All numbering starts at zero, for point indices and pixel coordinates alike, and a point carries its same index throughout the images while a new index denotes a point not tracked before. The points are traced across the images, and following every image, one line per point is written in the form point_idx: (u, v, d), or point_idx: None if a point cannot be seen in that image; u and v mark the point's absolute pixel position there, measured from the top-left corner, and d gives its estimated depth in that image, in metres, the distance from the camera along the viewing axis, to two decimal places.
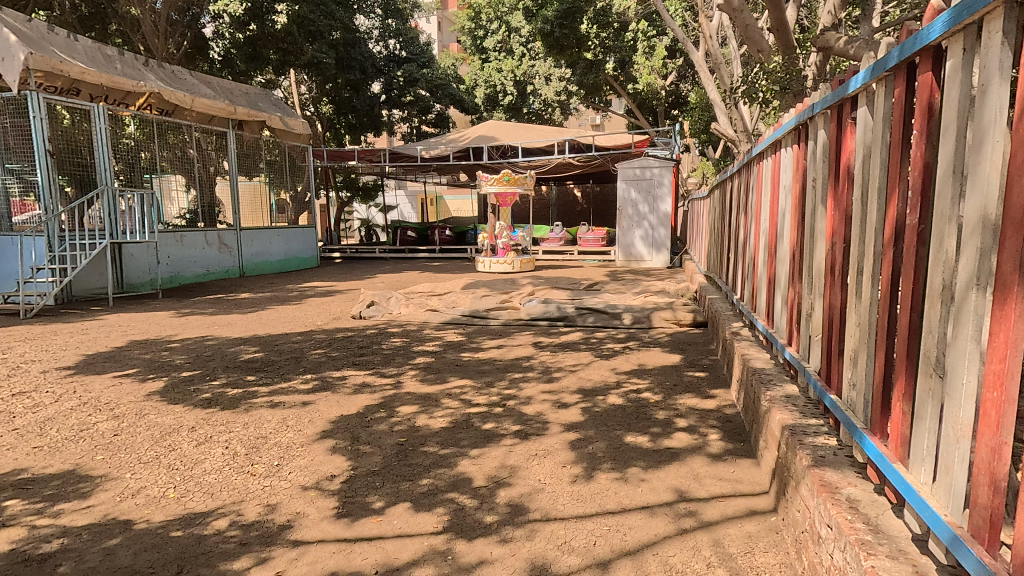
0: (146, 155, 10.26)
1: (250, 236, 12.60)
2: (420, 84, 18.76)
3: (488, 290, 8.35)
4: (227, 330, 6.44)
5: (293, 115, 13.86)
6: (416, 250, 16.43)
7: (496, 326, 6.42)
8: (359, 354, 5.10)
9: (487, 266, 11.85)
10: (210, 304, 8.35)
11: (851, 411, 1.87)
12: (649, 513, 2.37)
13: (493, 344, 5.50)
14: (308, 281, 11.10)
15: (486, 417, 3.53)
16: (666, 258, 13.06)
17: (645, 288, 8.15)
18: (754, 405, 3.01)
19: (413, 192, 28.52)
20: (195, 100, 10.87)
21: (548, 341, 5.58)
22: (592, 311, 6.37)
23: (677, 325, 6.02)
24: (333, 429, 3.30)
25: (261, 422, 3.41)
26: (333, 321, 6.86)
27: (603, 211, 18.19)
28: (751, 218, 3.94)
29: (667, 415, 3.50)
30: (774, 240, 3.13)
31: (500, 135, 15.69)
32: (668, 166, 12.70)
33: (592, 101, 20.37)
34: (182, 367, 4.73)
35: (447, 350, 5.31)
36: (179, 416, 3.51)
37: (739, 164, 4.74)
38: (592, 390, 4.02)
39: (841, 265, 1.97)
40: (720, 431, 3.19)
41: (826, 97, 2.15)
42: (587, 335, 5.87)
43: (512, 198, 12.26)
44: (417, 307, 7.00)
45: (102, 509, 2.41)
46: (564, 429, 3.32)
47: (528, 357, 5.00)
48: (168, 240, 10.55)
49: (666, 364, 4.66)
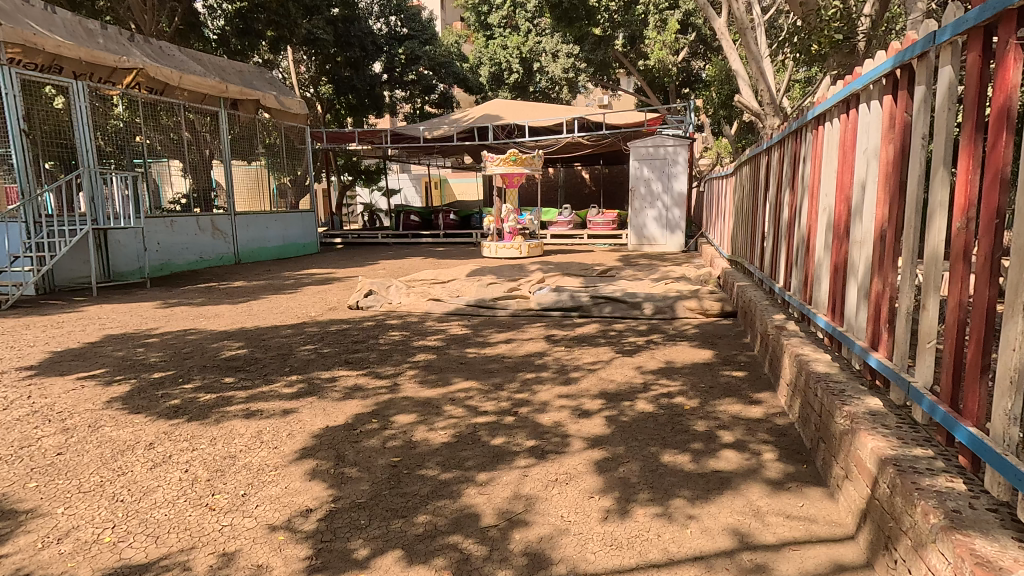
0: (137, 138, 9.80)
1: (246, 220, 12.05)
2: (422, 62, 18.17)
3: (496, 277, 7.83)
4: (214, 323, 5.95)
5: (288, 93, 13.16)
6: (420, 235, 15.90)
7: (504, 317, 5.89)
8: (354, 350, 4.60)
9: (494, 251, 11.37)
10: (201, 294, 7.88)
11: (1010, 454, 1.35)
12: (706, 568, 1.86)
13: (502, 338, 4.98)
14: (306, 269, 10.59)
15: (495, 429, 3.01)
16: (680, 241, 12.39)
17: (664, 273, 7.59)
18: (819, 417, 2.49)
19: (417, 176, 27.93)
20: (183, 77, 10.27)
21: (562, 335, 5.07)
22: (610, 301, 5.83)
23: (704, 315, 5.48)
24: (315, 446, 2.81)
25: (233, 437, 2.91)
26: (328, 312, 6.37)
27: (613, 194, 17.58)
28: (804, 191, 3.36)
29: (708, 427, 2.98)
30: (844, 217, 2.57)
31: (505, 114, 15.08)
32: (683, 143, 12.06)
33: (600, 79, 19.66)
34: (156, 366, 4.26)
35: (450, 345, 4.79)
36: (139, 430, 3.01)
37: (779, 134, 4.19)
38: (617, 395, 3.51)
39: (993, 249, 1.43)
40: (776, 449, 2.67)
41: (961, 17, 1.57)
42: (605, 327, 5.33)
43: (519, 179, 11.66)
44: (419, 296, 6.50)
45: (16, 562, 1.93)
46: (588, 445, 2.81)
47: (541, 353, 4.48)
48: (159, 227, 9.96)
49: (697, 363, 4.13)
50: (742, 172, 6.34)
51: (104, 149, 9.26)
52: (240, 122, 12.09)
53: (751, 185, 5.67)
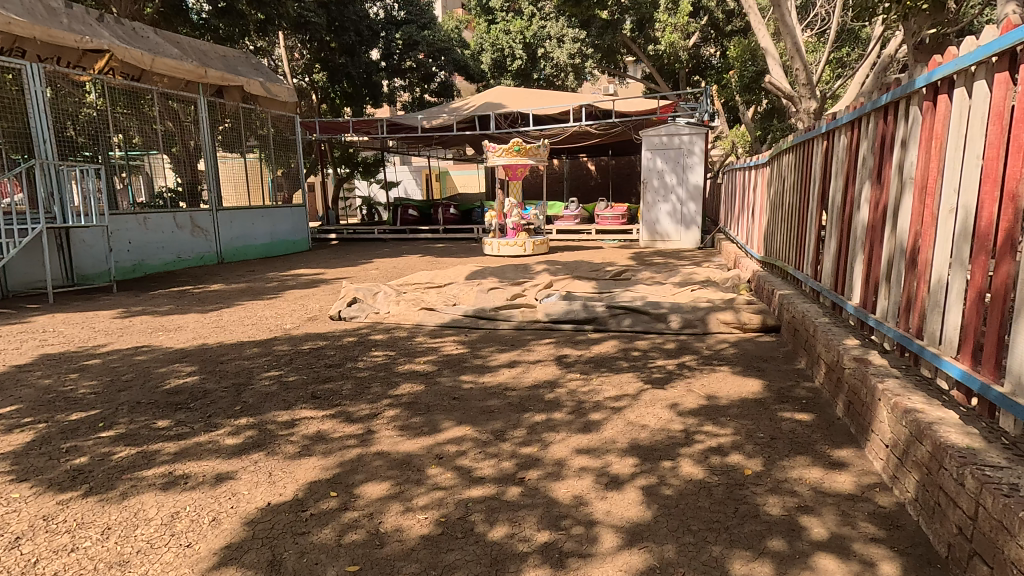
0: (113, 127, 9.14)
1: (229, 217, 11.19)
2: (420, 47, 17.30)
3: (498, 281, 7.02)
4: (172, 339, 5.15)
5: (277, 80, 12.30)
6: (418, 230, 15.11)
7: (507, 331, 5.07)
8: (326, 379, 3.80)
9: (496, 248, 10.61)
10: (172, 300, 7.09)
11: None
12: None
13: (505, 361, 4.19)
14: (292, 269, 9.81)
15: (495, 510, 2.22)
16: (696, 236, 11.53)
17: (686, 276, 6.79)
18: (969, 518, 1.70)
19: (417, 168, 27.11)
20: (156, 60, 9.42)
21: (576, 356, 4.27)
22: (629, 312, 5.02)
23: (742, 331, 4.67)
24: (244, 544, 2.02)
25: (134, 526, 2.12)
26: (306, 323, 5.58)
27: (621, 186, 16.74)
28: (903, 185, 2.55)
29: (786, 508, 2.18)
30: (1013, 226, 1.77)
31: (508, 101, 14.22)
32: (699, 132, 11.24)
33: (606, 66, 18.84)
34: (81, 401, 3.47)
35: (443, 370, 3.99)
36: (12, 512, 2.22)
37: (847, 113, 3.39)
38: (652, 450, 2.71)
39: None
40: (895, 556, 1.87)
41: None
42: (625, 345, 4.52)
43: (523, 170, 10.79)
44: (410, 305, 5.71)
45: None
46: (623, 542, 2.01)
47: (551, 382, 3.68)
48: (131, 223, 9.13)
49: (745, 399, 3.33)
50: (782, 161, 5.50)
51: (76, 139, 8.51)
52: (224, 110, 11.23)
53: (797, 177, 4.84)
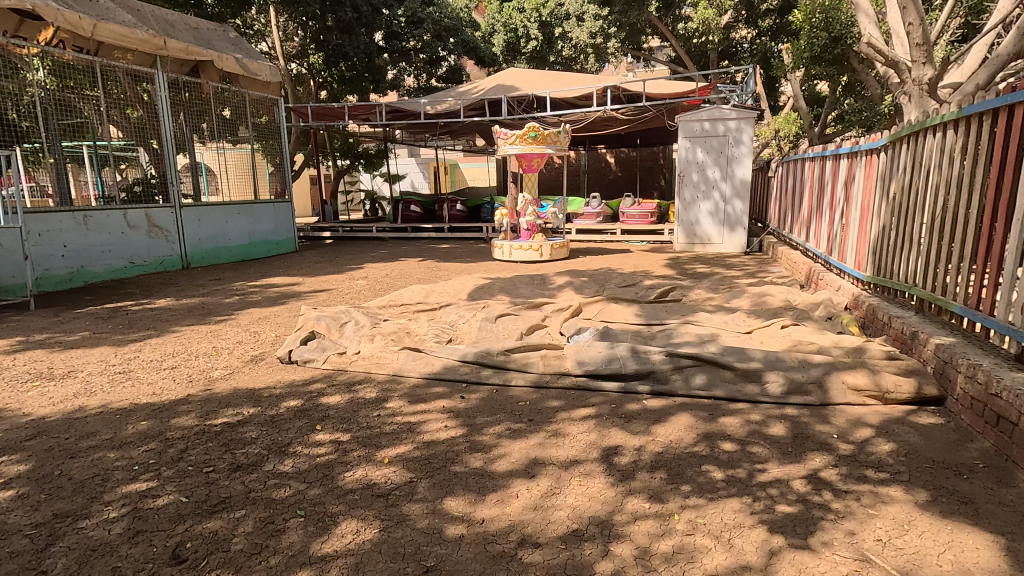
0: (69, 113, 7.84)
1: (199, 214, 9.58)
2: (426, 25, 15.53)
3: (508, 301, 5.42)
4: (47, 393, 3.62)
5: (258, 57, 10.65)
6: (421, 229, 13.61)
7: (521, 390, 3.48)
8: (216, 507, 2.22)
9: (507, 252, 9.07)
10: (96, 322, 5.58)
11: None
12: None
13: (521, 458, 2.61)
14: (266, 276, 8.30)
15: None
16: (742, 240, 9.80)
17: (757, 297, 5.14)
18: None
19: (424, 160, 25.79)
20: (98, 25, 7.80)
21: (635, 451, 2.65)
22: (703, 365, 3.40)
23: (883, 403, 3.05)
24: None
25: None
26: (245, 368, 4.03)
27: (646, 180, 15.05)
28: None
29: None
30: None
31: (522, 84, 12.58)
32: (748, 117, 9.41)
33: (631, 47, 17.16)
34: None
35: (417, 484, 2.40)
36: None
37: None
38: None
39: None
40: None
41: None
42: (707, 426, 2.90)
43: (539, 160, 9.18)
44: (388, 343, 4.12)
45: None
46: None
47: (602, 527, 2.07)
48: (67, 223, 7.53)
49: None
50: (919, 145, 3.84)
51: (17, 123, 7.16)
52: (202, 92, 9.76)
53: (967, 173, 3.18)
